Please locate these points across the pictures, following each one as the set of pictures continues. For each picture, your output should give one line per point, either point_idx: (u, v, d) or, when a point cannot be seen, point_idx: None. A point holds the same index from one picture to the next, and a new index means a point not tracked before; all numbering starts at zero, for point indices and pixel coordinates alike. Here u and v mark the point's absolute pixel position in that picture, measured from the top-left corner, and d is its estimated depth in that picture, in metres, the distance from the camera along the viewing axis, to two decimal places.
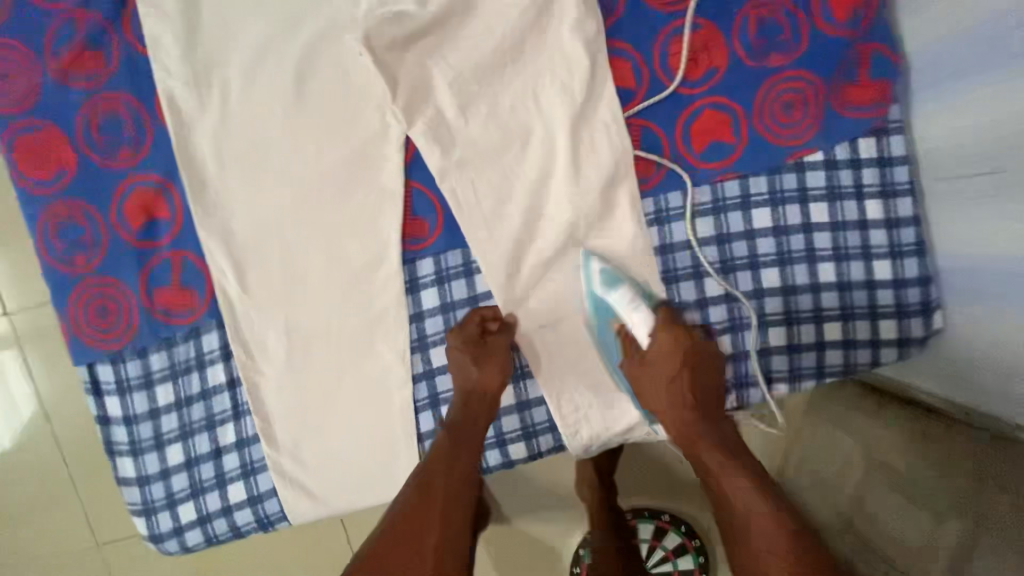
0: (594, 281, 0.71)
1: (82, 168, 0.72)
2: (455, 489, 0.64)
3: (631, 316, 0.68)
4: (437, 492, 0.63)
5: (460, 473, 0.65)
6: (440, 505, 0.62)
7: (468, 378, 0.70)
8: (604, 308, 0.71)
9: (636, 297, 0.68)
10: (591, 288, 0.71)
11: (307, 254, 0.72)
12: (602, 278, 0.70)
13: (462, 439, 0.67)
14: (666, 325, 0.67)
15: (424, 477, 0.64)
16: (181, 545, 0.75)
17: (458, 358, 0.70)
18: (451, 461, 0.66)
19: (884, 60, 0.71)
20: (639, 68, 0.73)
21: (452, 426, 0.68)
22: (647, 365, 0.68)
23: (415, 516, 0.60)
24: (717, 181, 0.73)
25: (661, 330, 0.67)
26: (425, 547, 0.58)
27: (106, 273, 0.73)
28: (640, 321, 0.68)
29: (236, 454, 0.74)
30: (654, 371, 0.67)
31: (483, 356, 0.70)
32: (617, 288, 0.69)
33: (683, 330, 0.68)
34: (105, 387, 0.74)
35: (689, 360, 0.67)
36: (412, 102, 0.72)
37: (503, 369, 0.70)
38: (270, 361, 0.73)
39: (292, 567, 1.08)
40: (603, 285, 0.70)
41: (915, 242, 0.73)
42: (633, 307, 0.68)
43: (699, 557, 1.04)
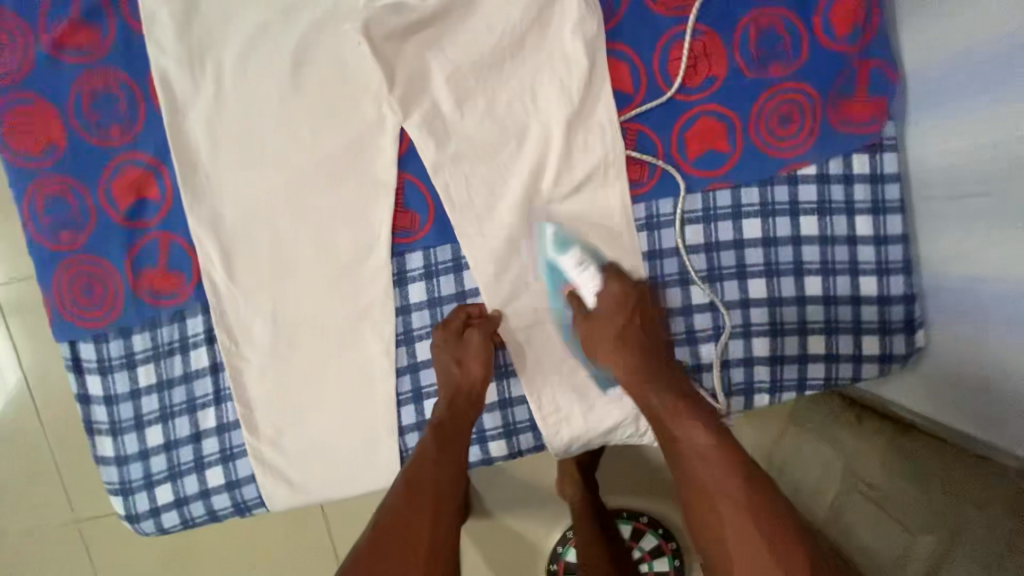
0: (546, 246, 0.72)
1: (72, 144, 0.72)
2: (444, 489, 0.65)
3: (581, 278, 0.71)
4: (427, 493, 0.63)
5: (448, 473, 0.66)
6: (431, 506, 0.63)
7: (452, 376, 0.70)
8: (556, 272, 0.72)
9: (586, 259, 0.71)
10: (544, 254, 0.73)
11: (296, 241, 0.72)
12: (554, 241, 0.72)
13: (449, 439, 0.68)
14: (616, 279, 0.70)
15: (414, 476, 0.65)
16: (157, 527, 0.75)
17: (442, 358, 0.71)
18: (439, 461, 0.66)
19: (882, 77, 0.72)
20: (639, 72, 0.73)
21: (438, 425, 0.69)
22: (595, 323, 0.70)
23: (407, 516, 0.61)
24: (710, 189, 0.74)
25: (610, 286, 0.70)
26: (418, 547, 0.59)
27: (92, 251, 0.72)
28: (588, 281, 0.70)
29: (216, 438, 0.74)
30: (602, 327, 0.70)
31: (467, 354, 0.70)
32: (567, 251, 0.71)
33: (631, 287, 0.71)
34: (87, 365, 0.74)
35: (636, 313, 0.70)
36: (408, 95, 0.71)
37: (485, 364, 0.71)
38: (253, 347, 0.73)
39: (270, 551, 1.09)
40: (553, 248, 0.72)
41: (902, 260, 0.74)
42: (583, 268, 0.71)
43: (675, 560, 1.05)
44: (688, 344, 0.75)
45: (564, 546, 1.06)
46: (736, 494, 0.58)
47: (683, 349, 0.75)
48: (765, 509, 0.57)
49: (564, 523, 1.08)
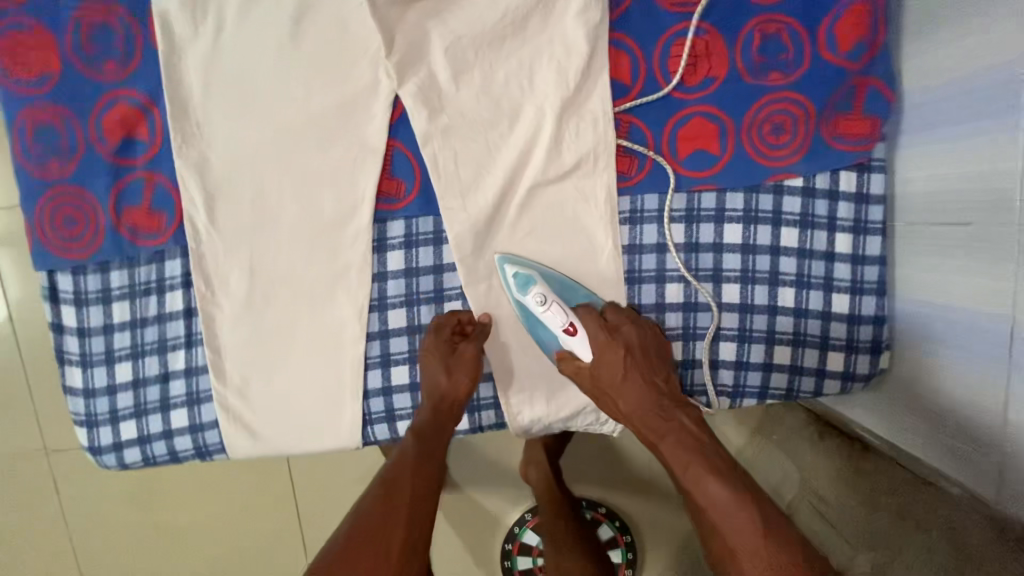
0: (511, 287, 0.73)
1: (66, 74, 0.72)
2: (421, 494, 0.66)
3: (548, 314, 0.71)
4: (404, 493, 0.65)
5: (426, 476, 0.67)
6: (408, 507, 0.64)
7: (438, 381, 0.71)
8: (524, 309, 0.73)
9: (548, 293, 0.71)
10: (511, 294, 0.73)
11: (280, 196, 0.73)
12: (516, 281, 0.72)
13: (430, 442, 0.70)
14: (601, 330, 0.70)
15: (394, 476, 0.66)
16: (118, 461, 0.77)
17: (428, 363, 0.71)
18: (419, 462, 0.68)
19: (879, 98, 0.72)
20: (638, 65, 0.73)
21: (420, 429, 0.70)
22: (599, 379, 0.70)
23: (382, 514, 0.62)
24: (696, 190, 0.74)
25: (599, 335, 0.70)
26: (390, 547, 0.60)
27: (79, 184, 0.73)
28: (555, 317, 0.70)
29: (183, 381, 0.75)
30: (608, 382, 0.70)
31: (455, 363, 0.71)
32: (529, 290, 0.71)
33: (620, 335, 0.70)
34: (63, 295, 0.75)
35: (631, 364, 0.69)
36: (406, 62, 0.71)
37: (472, 377, 0.72)
38: (229, 296, 0.74)
39: (232, 501, 1.11)
40: (516, 288, 0.72)
41: (877, 281, 0.75)
42: (546, 305, 0.70)
43: (627, 553, 1.08)
44: None
45: (521, 527, 1.09)
46: (746, 518, 0.58)
47: None
48: (780, 532, 0.56)
49: (524, 504, 1.10)
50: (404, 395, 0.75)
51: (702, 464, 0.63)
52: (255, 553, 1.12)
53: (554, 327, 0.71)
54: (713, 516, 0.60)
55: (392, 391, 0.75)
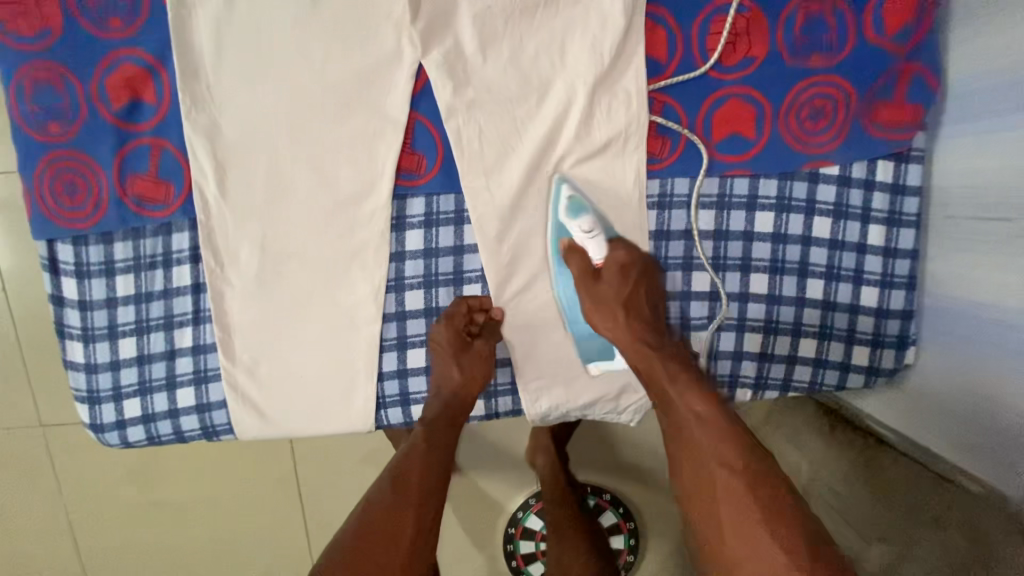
0: (559, 207, 0.70)
1: (67, 29, 0.67)
2: (430, 488, 0.65)
3: (588, 244, 0.70)
4: (413, 491, 0.64)
5: (435, 470, 0.67)
6: (416, 503, 0.63)
7: (448, 378, 0.70)
8: (563, 232, 0.71)
9: (596, 227, 0.70)
10: (555, 215, 0.70)
11: (295, 169, 0.69)
12: (566, 203, 0.70)
13: (440, 434, 0.69)
14: (622, 248, 0.70)
15: (403, 471, 0.65)
16: (122, 440, 0.74)
17: (444, 358, 0.70)
18: (428, 456, 0.67)
19: (922, 84, 0.69)
20: (675, 41, 0.69)
21: (432, 425, 0.69)
22: (599, 286, 0.69)
23: (391, 509, 0.62)
24: (728, 175, 0.71)
25: (618, 251, 0.70)
26: (400, 541, 0.61)
27: (81, 148, 0.69)
28: (594, 249, 0.70)
29: (190, 358, 0.72)
30: (611, 290, 0.69)
31: (467, 357, 0.70)
32: (580, 215, 0.69)
33: (640, 255, 0.70)
34: (64, 266, 0.71)
35: (642, 281, 0.69)
36: (432, 30, 0.68)
37: (485, 374, 0.72)
38: (239, 273, 0.71)
39: (233, 481, 1.09)
40: (565, 211, 0.70)
41: (907, 275, 0.73)
42: (593, 235, 0.70)
43: (631, 539, 1.08)
44: (681, 329, 0.73)
45: (525, 512, 1.08)
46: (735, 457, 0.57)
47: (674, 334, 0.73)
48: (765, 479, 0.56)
49: (529, 489, 1.09)
50: (419, 378, 0.73)
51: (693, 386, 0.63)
52: (256, 533, 1.11)
53: (588, 257, 0.70)
54: (696, 436, 0.59)
55: (408, 374, 0.73)
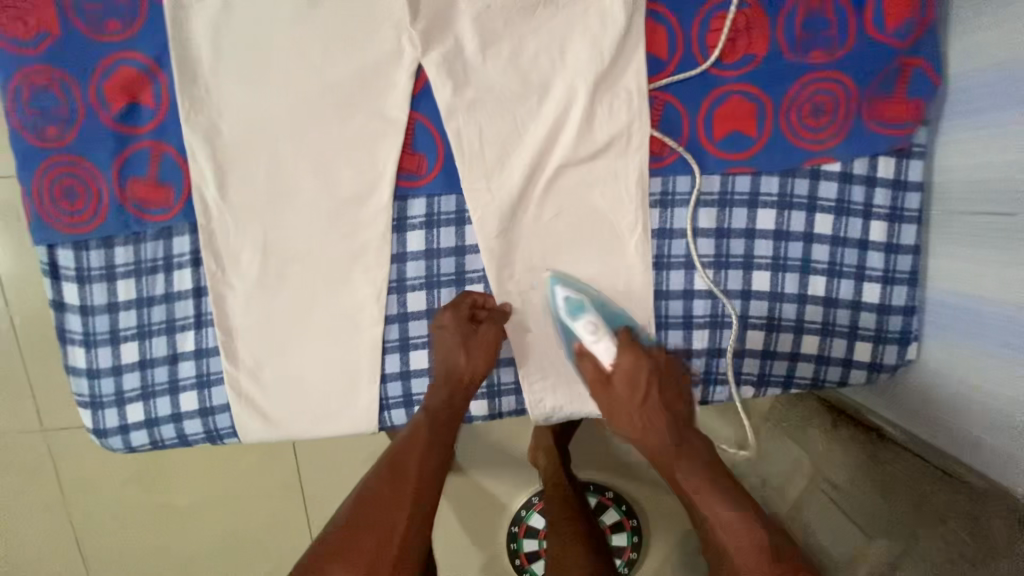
0: (559, 309, 0.71)
1: (64, 33, 0.67)
2: (428, 478, 0.64)
3: (596, 347, 0.68)
4: (409, 480, 0.63)
5: (434, 462, 0.65)
6: (413, 492, 0.62)
7: (455, 359, 0.68)
8: (568, 333, 0.71)
9: (600, 325, 0.68)
10: (558, 314, 0.71)
11: (295, 171, 0.69)
12: (566, 304, 0.70)
13: (443, 424, 0.67)
14: (629, 351, 0.67)
15: (399, 459, 0.64)
16: (125, 445, 0.74)
17: (446, 342, 0.68)
18: (430, 447, 0.65)
19: (923, 80, 0.69)
20: (676, 39, 0.69)
21: (434, 413, 0.67)
22: (609, 392, 0.67)
23: (389, 497, 0.61)
24: (729, 173, 0.71)
25: (623, 356, 0.67)
26: (393, 534, 0.59)
27: (79, 153, 0.69)
28: (602, 352, 0.68)
29: (193, 362, 0.72)
30: (621, 396, 0.67)
31: (474, 340, 0.68)
32: (580, 317, 0.69)
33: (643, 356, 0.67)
34: (64, 272, 0.71)
35: (652, 384, 0.67)
36: (431, 30, 0.67)
37: (488, 359, 0.69)
38: (241, 276, 0.70)
39: (236, 483, 1.09)
40: (566, 312, 0.70)
41: (909, 271, 0.73)
42: (597, 336, 0.68)
43: (634, 536, 1.08)
44: (683, 328, 0.73)
45: (528, 511, 1.08)
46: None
47: (676, 332, 0.73)
48: None
49: (532, 488, 1.09)
50: (422, 379, 0.73)
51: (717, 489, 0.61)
52: (260, 535, 1.11)
53: (597, 360, 0.68)
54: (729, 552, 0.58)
55: (410, 375, 0.73)
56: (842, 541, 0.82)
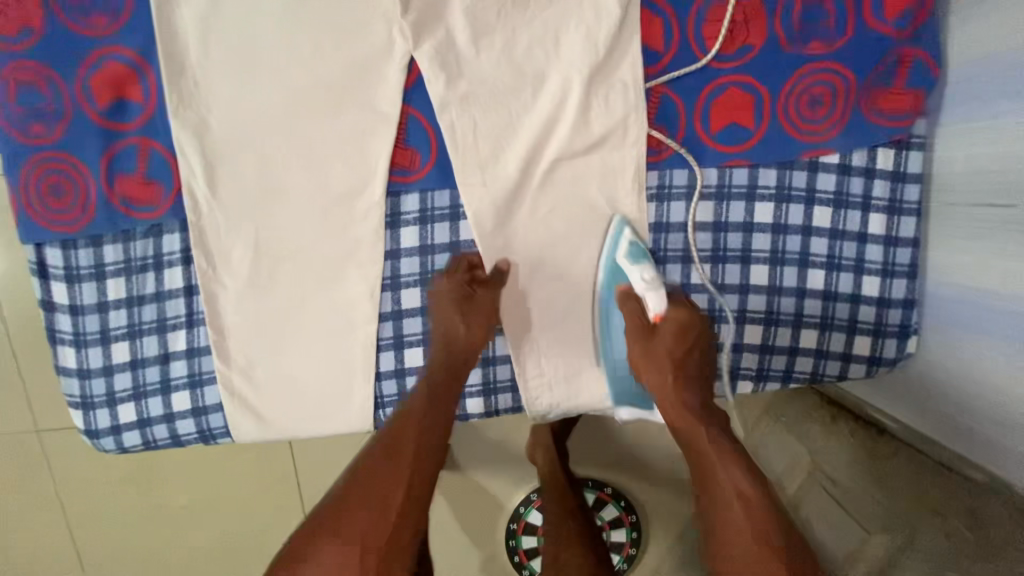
0: (618, 248, 0.69)
1: (49, 27, 0.65)
2: (425, 452, 0.64)
3: (645, 295, 0.66)
4: (406, 459, 0.63)
5: (434, 441, 0.65)
6: (410, 465, 0.63)
7: (452, 330, 0.68)
8: (620, 275, 0.69)
9: (657, 278, 0.66)
10: (612, 253, 0.70)
11: (286, 167, 0.68)
12: (628, 248, 0.68)
13: (443, 397, 0.67)
14: (685, 308, 0.66)
15: (399, 437, 0.64)
16: (117, 446, 0.73)
17: (445, 308, 0.68)
18: (427, 420, 0.66)
19: (922, 70, 0.68)
20: (672, 30, 0.68)
21: (431, 382, 0.67)
22: (655, 343, 0.66)
23: (385, 473, 0.62)
24: (726, 165, 0.70)
25: (678, 312, 0.65)
26: (389, 508, 0.60)
27: (66, 150, 0.67)
28: (653, 302, 0.66)
29: (185, 361, 0.71)
30: (665, 347, 0.66)
31: (471, 309, 0.68)
32: (640, 262, 0.67)
33: (699, 315, 0.66)
34: (53, 271, 0.69)
35: (698, 344, 0.66)
36: (423, 21, 0.66)
37: (487, 329, 0.69)
38: (232, 274, 0.69)
39: (232, 483, 1.08)
40: (626, 255, 0.68)
41: (909, 263, 0.72)
42: (651, 286, 0.66)
43: (632, 532, 1.08)
44: None
45: (527, 507, 1.08)
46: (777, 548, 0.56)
47: None
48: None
49: (530, 485, 1.08)
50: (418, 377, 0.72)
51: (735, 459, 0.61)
52: (257, 535, 1.10)
53: (647, 308, 0.67)
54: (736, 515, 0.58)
55: (406, 373, 0.72)
56: (841, 535, 0.79)
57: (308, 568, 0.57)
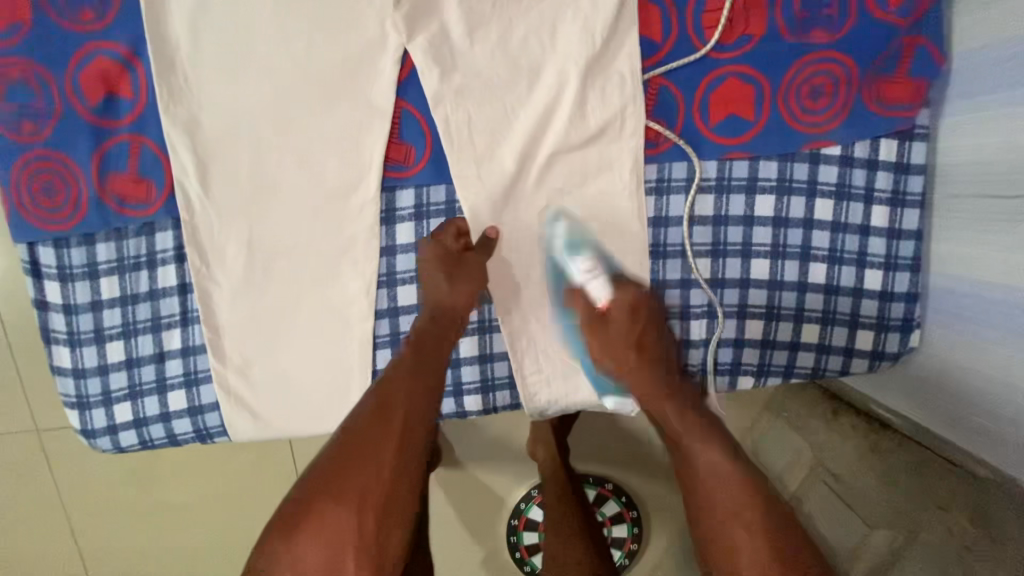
0: (555, 247, 0.69)
1: (37, 23, 0.64)
2: (417, 411, 0.61)
3: (588, 286, 0.67)
4: (397, 416, 0.59)
5: (422, 396, 0.62)
6: (401, 422, 0.59)
7: (439, 294, 0.67)
8: (562, 273, 0.69)
9: (596, 266, 0.67)
10: (553, 255, 0.69)
11: (279, 162, 0.67)
12: (565, 241, 0.69)
13: (428, 355, 0.65)
14: (627, 288, 0.67)
15: (388, 394, 0.60)
16: (114, 445, 0.72)
17: (431, 271, 0.67)
18: (414, 381, 0.62)
19: (926, 58, 0.66)
20: (670, 20, 0.67)
21: (418, 340, 0.65)
22: (608, 330, 0.66)
23: (376, 432, 0.58)
24: (726, 158, 0.69)
25: (623, 295, 0.66)
26: (382, 468, 0.57)
27: (57, 148, 0.67)
28: (596, 290, 0.67)
29: (180, 360, 0.70)
30: (617, 333, 0.66)
31: (460, 273, 0.66)
32: (577, 255, 0.68)
33: (644, 293, 0.67)
34: (46, 270, 0.69)
35: (651, 322, 0.66)
36: (416, 14, 0.65)
37: (473, 293, 0.67)
38: (226, 272, 0.69)
39: (232, 481, 1.08)
40: (563, 250, 0.68)
41: (912, 256, 0.71)
42: (591, 276, 0.67)
43: (634, 528, 1.07)
44: (681, 318, 0.72)
45: (527, 503, 1.07)
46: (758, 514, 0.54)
47: (673, 323, 0.72)
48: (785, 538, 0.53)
49: (530, 481, 1.08)
50: None
51: (708, 435, 0.59)
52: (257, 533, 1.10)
53: (591, 300, 0.67)
54: (712, 485, 0.57)
55: None
56: (843, 533, 0.78)
57: (304, 533, 0.54)
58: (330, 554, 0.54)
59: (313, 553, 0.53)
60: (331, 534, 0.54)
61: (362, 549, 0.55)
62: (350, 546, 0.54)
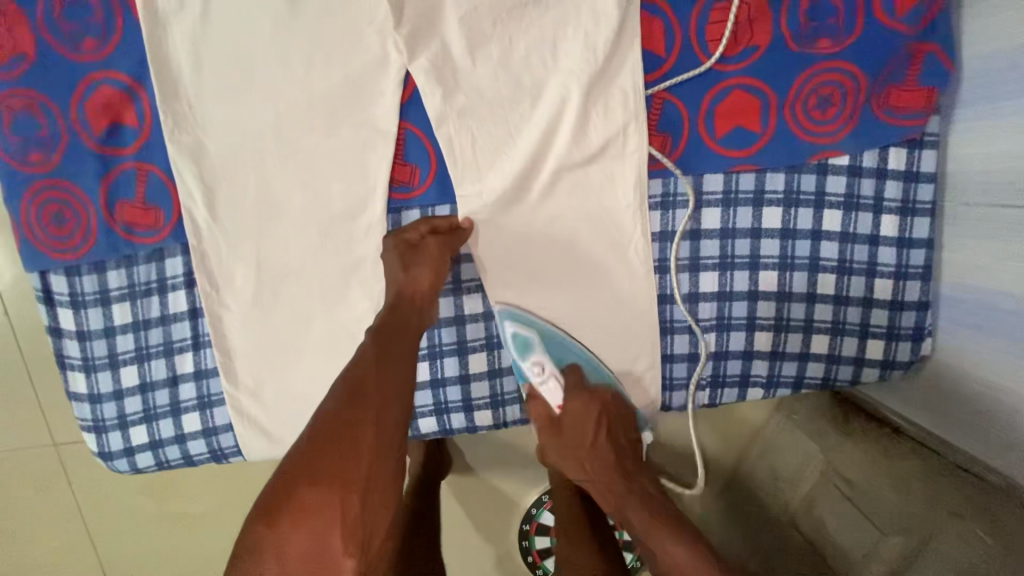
0: (509, 344, 0.70)
1: (39, 54, 0.65)
2: (390, 390, 0.55)
3: (542, 388, 0.71)
4: (372, 398, 0.53)
5: (395, 379, 0.56)
6: (376, 402, 0.53)
7: (396, 280, 0.63)
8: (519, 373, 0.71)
9: (547, 363, 0.70)
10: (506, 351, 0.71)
11: (284, 186, 0.67)
12: (515, 341, 0.70)
13: (391, 342, 0.59)
14: (579, 393, 0.71)
15: (359, 377, 0.54)
16: (131, 466, 0.74)
17: (388, 258, 0.64)
18: (385, 365, 0.56)
19: (935, 65, 0.65)
20: (673, 33, 0.66)
21: (381, 328, 0.60)
22: (564, 434, 0.73)
23: (352, 416, 0.51)
24: (733, 171, 0.69)
25: (576, 398, 0.71)
26: (360, 447, 0.50)
27: (64, 178, 0.67)
28: (548, 392, 0.71)
29: (193, 384, 0.71)
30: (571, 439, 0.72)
31: (416, 258, 0.64)
32: (529, 355, 0.70)
33: (596, 396, 0.71)
34: (58, 297, 0.70)
35: (602, 423, 0.71)
36: (417, 35, 0.65)
37: (434, 272, 0.64)
38: (235, 296, 0.69)
39: (247, 492, 1.09)
40: (515, 349, 0.70)
41: (923, 265, 0.70)
42: (543, 378, 0.70)
43: None
44: (689, 332, 0.72)
45: (539, 508, 1.08)
46: None
47: (682, 336, 0.72)
48: None
49: (541, 486, 1.08)
50: (425, 392, 0.73)
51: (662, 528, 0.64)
52: None
53: (548, 403, 0.72)
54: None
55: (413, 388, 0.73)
56: (853, 534, 0.76)
57: (288, 522, 0.47)
58: (313, 543, 0.47)
59: (296, 545, 0.46)
60: (313, 528, 0.47)
61: (351, 531, 0.48)
62: (336, 535, 0.48)
